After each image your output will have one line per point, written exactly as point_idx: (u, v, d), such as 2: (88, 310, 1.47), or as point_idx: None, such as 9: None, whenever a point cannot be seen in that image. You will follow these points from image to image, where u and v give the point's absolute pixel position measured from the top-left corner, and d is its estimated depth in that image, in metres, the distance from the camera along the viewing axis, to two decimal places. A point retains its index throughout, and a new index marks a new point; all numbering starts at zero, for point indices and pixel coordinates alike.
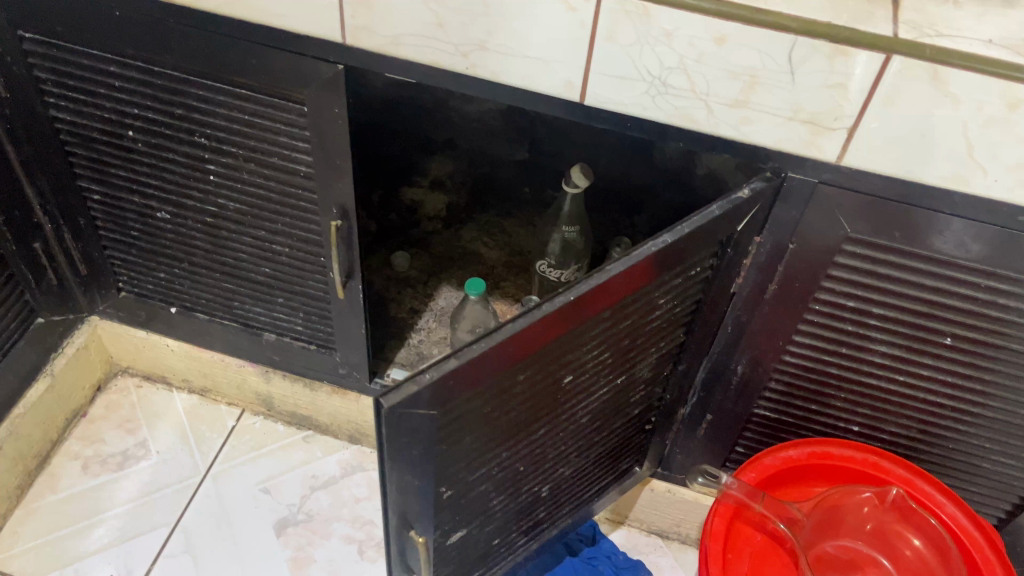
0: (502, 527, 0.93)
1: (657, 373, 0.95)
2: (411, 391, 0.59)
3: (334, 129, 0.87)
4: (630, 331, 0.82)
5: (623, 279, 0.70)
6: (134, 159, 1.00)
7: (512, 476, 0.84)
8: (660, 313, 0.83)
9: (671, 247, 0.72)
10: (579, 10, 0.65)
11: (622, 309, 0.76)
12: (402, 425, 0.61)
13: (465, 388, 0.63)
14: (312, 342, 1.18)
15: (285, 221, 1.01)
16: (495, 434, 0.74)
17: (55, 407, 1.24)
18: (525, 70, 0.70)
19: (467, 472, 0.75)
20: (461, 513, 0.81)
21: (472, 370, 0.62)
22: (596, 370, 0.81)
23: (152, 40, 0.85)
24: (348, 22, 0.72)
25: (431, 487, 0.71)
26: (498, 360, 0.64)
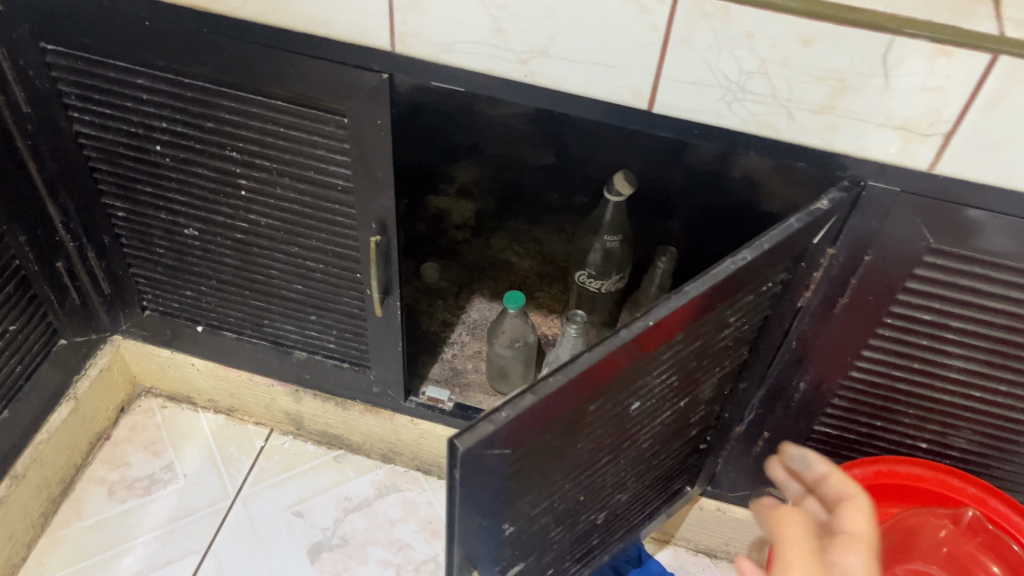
0: (558, 556, 0.88)
1: (717, 394, 0.90)
2: (489, 431, 0.54)
3: (376, 141, 0.82)
4: (697, 353, 0.77)
5: (700, 300, 0.65)
6: (160, 174, 0.96)
7: (572, 511, 0.80)
8: (728, 333, 0.79)
9: (751, 265, 0.67)
10: (653, 12, 0.60)
11: (697, 331, 0.72)
12: (477, 468, 0.57)
13: (538, 423, 0.59)
14: (345, 360, 1.14)
15: (321, 236, 0.96)
16: (560, 471, 0.70)
17: (79, 431, 1.20)
18: (590, 77, 0.66)
19: (534, 508, 0.71)
20: (522, 549, 0.77)
21: (549, 405, 0.58)
22: (660, 398, 0.77)
23: (184, 51, 0.80)
24: (398, 29, 0.67)
25: (498, 521, 0.67)
26: (572, 393, 0.59)
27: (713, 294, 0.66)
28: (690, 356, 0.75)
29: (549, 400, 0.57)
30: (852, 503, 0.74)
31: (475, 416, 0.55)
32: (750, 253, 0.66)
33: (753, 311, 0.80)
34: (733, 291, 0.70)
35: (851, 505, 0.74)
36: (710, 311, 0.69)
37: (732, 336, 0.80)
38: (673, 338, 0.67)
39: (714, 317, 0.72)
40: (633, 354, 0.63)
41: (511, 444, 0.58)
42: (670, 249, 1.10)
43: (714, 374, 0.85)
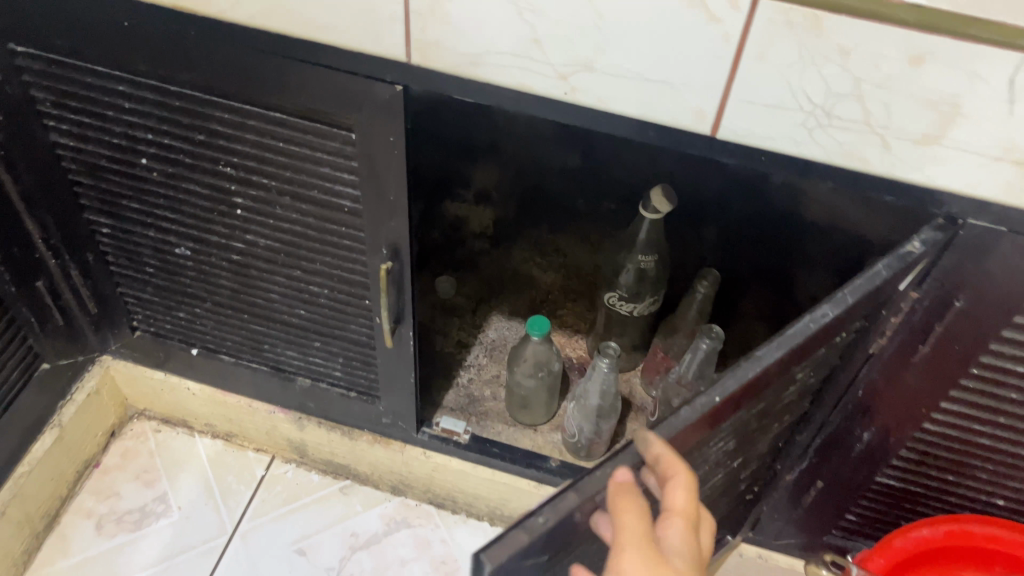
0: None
1: (772, 445, 0.81)
2: (521, 540, 0.47)
3: (388, 160, 0.72)
4: (757, 413, 0.66)
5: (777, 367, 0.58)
6: (147, 189, 0.86)
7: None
8: (792, 389, 0.68)
9: (832, 324, 0.59)
10: (725, 21, 0.50)
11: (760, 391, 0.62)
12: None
13: (577, 527, 0.52)
14: (352, 389, 1.04)
15: (326, 260, 0.87)
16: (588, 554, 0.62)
17: (64, 460, 1.11)
18: (642, 95, 0.55)
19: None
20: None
21: (596, 501, 0.50)
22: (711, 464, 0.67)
23: (169, 57, 0.70)
24: (414, 37, 0.57)
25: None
26: (619, 489, 0.52)
27: (790, 359, 0.59)
28: (750, 418, 0.65)
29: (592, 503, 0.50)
30: (685, 494, 0.52)
31: (511, 520, 0.48)
32: (830, 307, 0.59)
33: (822, 362, 0.69)
34: (810, 356, 0.62)
35: (680, 502, 0.51)
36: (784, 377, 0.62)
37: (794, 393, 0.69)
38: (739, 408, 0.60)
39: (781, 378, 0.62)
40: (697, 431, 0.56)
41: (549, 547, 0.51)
42: (712, 272, 0.99)
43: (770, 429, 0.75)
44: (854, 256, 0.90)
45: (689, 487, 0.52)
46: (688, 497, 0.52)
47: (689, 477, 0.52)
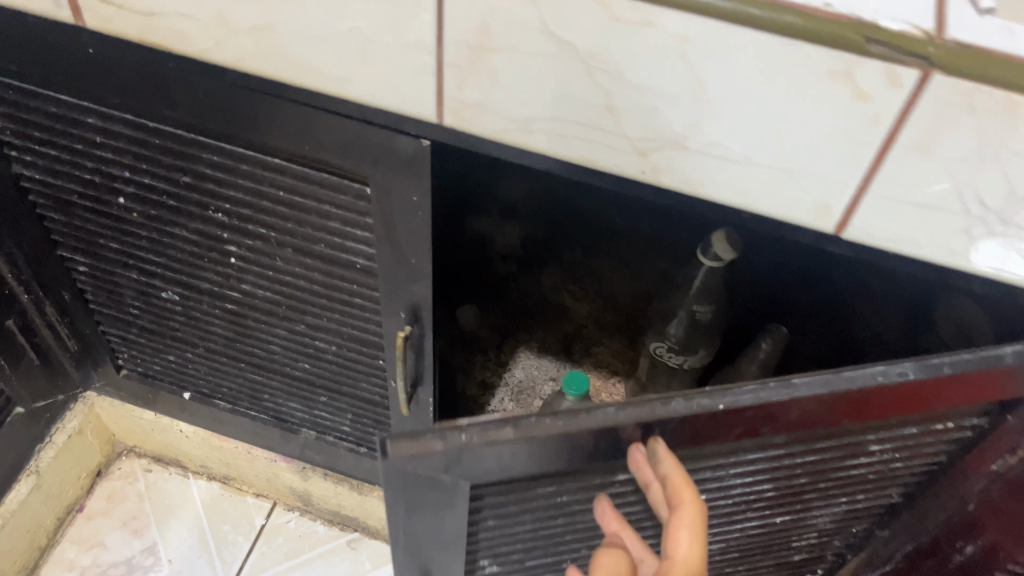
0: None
1: (844, 522, 0.73)
2: (430, 447, 0.46)
3: (409, 222, 0.60)
4: (813, 471, 0.62)
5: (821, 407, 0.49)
6: (126, 230, 0.74)
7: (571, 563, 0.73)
8: (865, 463, 0.62)
9: (912, 386, 0.49)
10: (876, 99, 0.37)
11: (818, 446, 0.57)
12: (416, 482, 0.50)
13: (517, 465, 0.49)
14: (362, 446, 0.92)
15: (334, 317, 0.74)
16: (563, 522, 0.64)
17: (43, 508, 1.00)
18: (746, 183, 0.42)
19: (505, 539, 0.66)
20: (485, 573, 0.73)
21: (533, 446, 0.47)
22: (743, 502, 0.66)
23: (143, 91, 0.57)
24: (449, 94, 0.44)
25: (449, 535, 0.60)
26: (576, 449, 0.48)
27: (841, 405, 0.49)
28: (798, 467, 0.61)
29: (516, 449, 0.47)
30: (686, 536, 0.47)
31: (434, 425, 0.47)
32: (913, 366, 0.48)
33: (916, 446, 0.61)
34: (883, 411, 0.51)
35: (677, 545, 0.47)
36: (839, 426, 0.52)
37: (870, 472, 0.64)
38: (758, 434, 0.51)
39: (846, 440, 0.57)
40: (689, 433, 0.49)
41: (470, 475, 0.49)
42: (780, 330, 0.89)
43: (837, 503, 0.69)
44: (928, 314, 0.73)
45: (690, 526, 0.47)
46: (691, 540, 0.47)
47: (691, 512, 0.48)
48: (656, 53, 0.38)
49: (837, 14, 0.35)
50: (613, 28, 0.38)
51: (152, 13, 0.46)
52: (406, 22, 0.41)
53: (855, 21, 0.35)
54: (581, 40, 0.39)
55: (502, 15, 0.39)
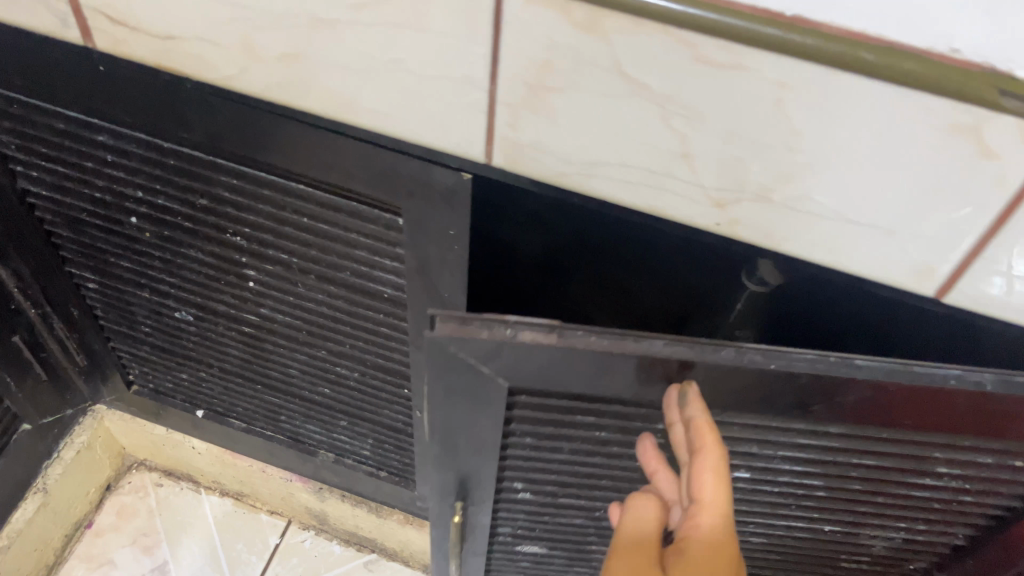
0: (520, 524, 0.75)
1: (901, 549, 0.67)
2: (472, 339, 0.45)
3: (444, 256, 0.55)
4: (867, 480, 0.57)
5: (891, 392, 0.45)
6: (138, 250, 0.69)
7: (600, 516, 0.69)
8: (931, 487, 0.57)
9: (987, 400, 0.45)
10: (1003, 157, 0.32)
11: (878, 449, 0.53)
12: (451, 378, 0.49)
13: (557, 376, 0.47)
14: (383, 470, 0.88)
15: (359, 344, 0.70)
16: (600, 465, 0.61)
17: (50, 526, 0.96)
18: (837, 240, 0.37)
19: (539, 471, 0.64)
20: (517, 507, 0.71)
21: (575, 359, 0.45)
22: (790, 495, 0.61)
23: (157, 112, 0.53)
24: (501, 134, 0.39)
25: (488, 445, 0.58)
26: (619, 374, 0.46)
27: (910, 397, 0.45)
28: (853, 473, 0.56)
29: (559, 358, 0.45)
30: (711, 476, 0.43)
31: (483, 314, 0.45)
32: (994, 378, 0.44)
33: (990, 482, 0.56)
34: (953, 417, 0.48)
35: (701, 487, 0.42)
36: (902, 424, 0.49)
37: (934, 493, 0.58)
38: (809, 410, 0.48)
39: (909, 450, 0.53)
40: (743, 391, 0.47)
41: (511, 376, 0.48)
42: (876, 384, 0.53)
43: (896, 525, 0.63)
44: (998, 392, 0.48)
45: (715, 466, 0.43)
46: (717, 482, 0.42)
47: (713, 453, 0.43)
48: (744, 100, 0.33)
49: (966, 62, 0.30)
50: (699, 72, 0.33)
51: (169, 36, 0.41)
52: (456, 55, 0.36)
53: (988, 71, 0.30)
54: (658, 82, 0.34)
55: (567, 51, 0.34)
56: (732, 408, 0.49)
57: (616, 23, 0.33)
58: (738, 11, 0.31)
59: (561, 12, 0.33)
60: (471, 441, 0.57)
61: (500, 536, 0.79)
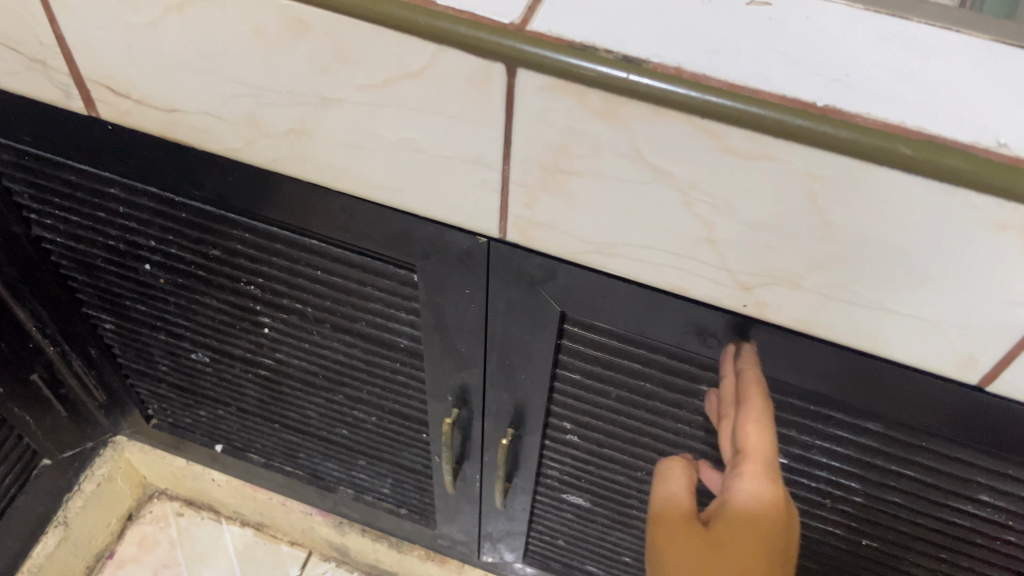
0: (568, 469, 0.67)
1: None
2: (530, 256, 0.46)
3: (461, 313, 0.54)
4: (907, 495, 0.53)
5: (929, 397, 0.43)
6: (153, 295, 0.68)
7: (649, 479, 0.64)
8: (966, 528, 0.53)
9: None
10: None
11: (918, 459, 0.49)
12: (511, 291, 0.49)
13: (608, 312, 0.48)
14: (403, 508, 0.86)
15: (376, 391, 0.68)
16: (645, 421, 0.57)
17: (70, 559, 0.96)
18: (872, 325, 0.35)
19: (587, 415, 0.60)
20: (563, 454, 0.66)
21: (624, 291, 0.45)
22: (824, 499, 0.57)
23: (166, 169, 0.52)
24: (515, 211, 0.37)
25: (542, 377, 0.57)
26: (669, 320, 0.46)
27: (952, 406, 0.43)
28: (892, 484, 0.52)
29: (613, 286, 0.45)
30: (756, 428, 0.41)
31: None
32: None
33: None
34: (993, 440, 0.44)
35: (744, 438, 0.41)
36: (940, 432, 0.46)
37: (978, 532, 0.53)
38: (846, 393, 0.45)
39: (951, 470, 0.49)
40: (791, 361, 0.45)
41: (566, 306, 0.49)
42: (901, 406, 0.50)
43: (935, 565, 0.58)
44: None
45: (760, 420, 0.41)
46: (762, 433, 0.41)
47: (759, 405, 0.42)
48: (773, 189, 0.31)
49: (1013, 158, 0.28)
50: (722, 159, 0.31)
51: (172, 109, 0.40)
52: (468, 136, 0.35)
53: None
54: (680, 168, 0.32)
55: (583, 136, 0.32)
56: (774, 375, 0.47)
57: (636, 112, 0.31)
58: (766, 100, 0.29)
59: (578, 99, 0.31)
60: (525, 368, 0.57)
61: (545, 478, 0.70)
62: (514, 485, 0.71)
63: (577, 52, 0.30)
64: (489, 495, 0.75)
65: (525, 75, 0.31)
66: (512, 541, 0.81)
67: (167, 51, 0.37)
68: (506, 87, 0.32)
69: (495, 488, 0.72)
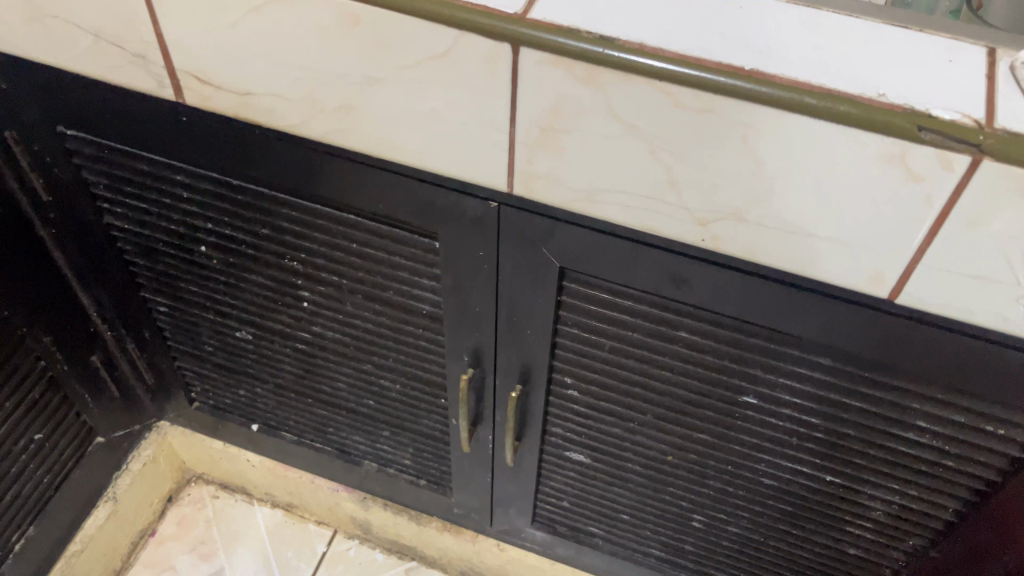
0: (570, 425, 0.76)
1: (894, 535, 0.70)
2: (532, 217, 0.55)
3: (476, 275, 0.63)
4: (859, 426, 0.61)
5: (862, 321, 0.52)
6: (206, 276, 0.78)
7: (640, 430, 0.72)
8: (910, 454, 0.62)
9: (945, 341, 0.51)
10: (927, 180, 0.39)
11: (863, 389, 0.58)
12: (517, 251, 0.59)
13: (599, 265, 0.57)
14: (422, 478, 0.95)
15: (400, 357, 0.77)
16: (635, 371, 0.66)
17: (118, 533, 1.05)
18: (804, 249, 0.44)
19: (584, 368, 0.69)
20: (566, 410, 0.74)
21: (609, 243, 0.55)
22: (790, 437, 0.65)
23: (229, 154, 0.62)
24: (519, 167, 0.47)
25: (545, 332, 0.66)
26: (649, 268, 0.55)
27: (883, 331, 0.52)
28: (845, 417, 0.61)
29: (603, 239, 0.55)
30: None
31: None
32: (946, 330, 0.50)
33: (964, 458, 0.60)
34: (921, 361, 0.53)
35: None
36: (880, 360, 0.55)
37: (920, 458, 0.62)
38: (795, 326, 0.55)
39: (892, 398, 0.58)
40: (748, 299, 0.54)
41: (564, 262, 0.58)
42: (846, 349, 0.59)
43: (889, 497, 0.66)
44: (963, 339, 0.51)
45: None
46: None
47: None
48: (716, 137, 0.41)
49: (890, 104, 0.37)
50: (676, 113, 0.41)
51: (246, 93, 0.50)
52: (482, 105, 0.44)
53: (908, 111, 0.37)
54: (646, 124, 0.42)
55: (571, 101, 0.42)
56: (737, 315, 0.56)
57: (611, 78, 0.40)
58: (706, 66, 0.39)
59: (566, 70, 0.41)
60: (530, 325, 0.66)
61: (551, 436, 0.79)
62: (523, 443, 0.80)
63: (566, 33, 0.40)
64: (500, 456, 0.84)
65: (527, 52, 0.41)
66: (521, 504, 0.90)
67: (246, 45, 0.47)
68: (513, 63, 0.42)
69: (505, 445, 0.80)
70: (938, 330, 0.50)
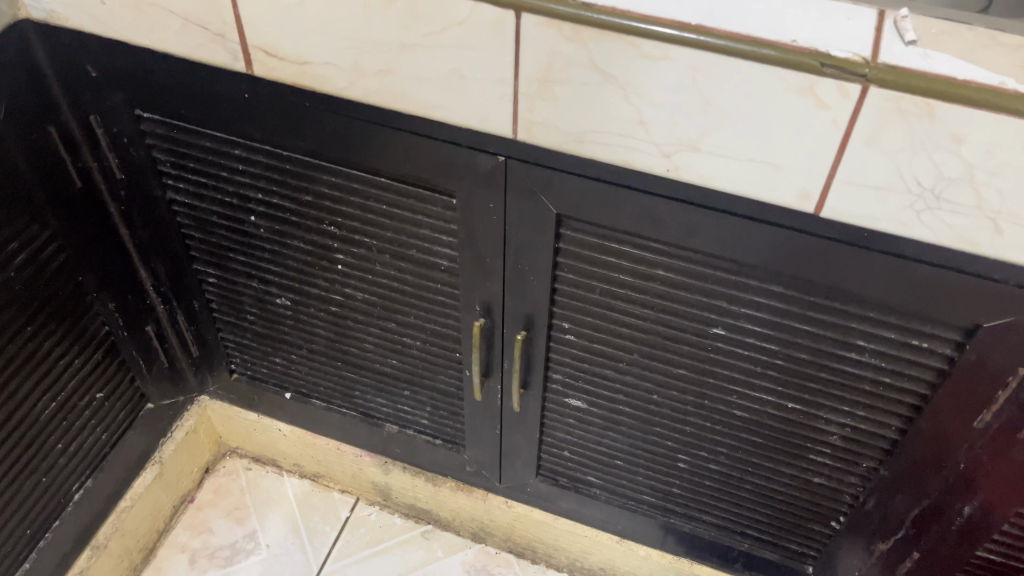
0: (569, 371, 0.87)
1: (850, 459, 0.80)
2: (532, 168, 0.68)
3: (486, 227, 0.75)
4: (811, 350, 0.72)
5: (802, 246, 0.64)
6: (253, 244, 0.90)
7: (629, 369, 0.83)
8: (854, 373, 0.72)
9: (871, 261, 0.62)
10: (832, 107, 0.51)
11: (811, 313, 0.69)
12: (520, 201, 0.71)
13: (587, 209, 0.69)
14: (438, 437, 1.06)
15: (421, 314, 0.89)
16: (622, 312, 0.78)
17: (162, 495, 1.16)
18: (747, 173, 0.56)
19: (579, 313, 0.80)
20: (565, 356, 0.86)
21: (596, 188, 0.67)
22: (755, 365, 0.76)
23: (283, 126, 0.75)
24: (522, 115, 0.59)
25: (545, 278, 0.78)
26: (629, 209, 0.67)
27: (819, 254, 0.63)
28: (800, 342, 0.72)
29: (591, 184, 0.67)
30: None
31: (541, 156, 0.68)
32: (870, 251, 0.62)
33: (899, 373, 0.71)
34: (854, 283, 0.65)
35: None
36: (821, 285, 0.67)
37: (864, 377, 0.72)
38: (750, 256, 0.66)
39: (835, 321, 0.69)
40: (710, 233, 0.66)
41: (560, 209, 0.70)
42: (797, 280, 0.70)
43: (842, 420, 0.77)
44: (885, 259, 0.62)
45: None
46: None
47: None
48: (673, 79, 0.53)
49: (800, 47, 0.50)
50: (642, 62, 0.53)
51: (304, 63, 0.63)
52: (493, 63, 0.57)
53: (814, 52, 0.49)
54: (619, 72, 0.54)
55: (562, 55, 0.55)
56: (703, 250, 0.68)
57: (592, 35, 0.53)
58: (662, 22, 0.51)
59: (557, 30, 0.53)
60: (532, 272, 0.78)
61: (552, 384, 0.90)
62: (527, 391, 0.91)
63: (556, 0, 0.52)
64: (508, 406, 0.95)
65: (527, 16, 0.53)
66: (527, 456, 1.01)
67: (307, 22, 0.60)
68: (516, 26, 0.54)
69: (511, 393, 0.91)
70: (863, 251, 0.62)
